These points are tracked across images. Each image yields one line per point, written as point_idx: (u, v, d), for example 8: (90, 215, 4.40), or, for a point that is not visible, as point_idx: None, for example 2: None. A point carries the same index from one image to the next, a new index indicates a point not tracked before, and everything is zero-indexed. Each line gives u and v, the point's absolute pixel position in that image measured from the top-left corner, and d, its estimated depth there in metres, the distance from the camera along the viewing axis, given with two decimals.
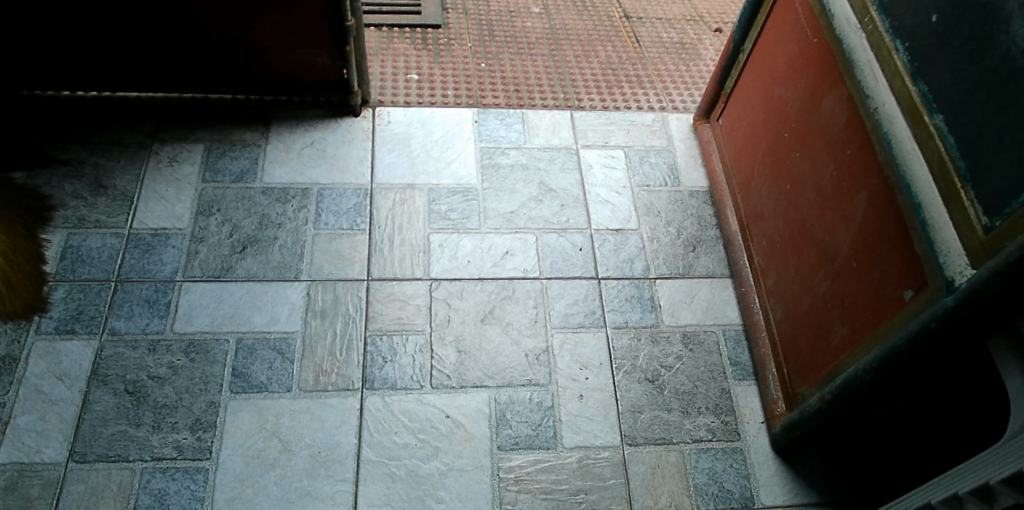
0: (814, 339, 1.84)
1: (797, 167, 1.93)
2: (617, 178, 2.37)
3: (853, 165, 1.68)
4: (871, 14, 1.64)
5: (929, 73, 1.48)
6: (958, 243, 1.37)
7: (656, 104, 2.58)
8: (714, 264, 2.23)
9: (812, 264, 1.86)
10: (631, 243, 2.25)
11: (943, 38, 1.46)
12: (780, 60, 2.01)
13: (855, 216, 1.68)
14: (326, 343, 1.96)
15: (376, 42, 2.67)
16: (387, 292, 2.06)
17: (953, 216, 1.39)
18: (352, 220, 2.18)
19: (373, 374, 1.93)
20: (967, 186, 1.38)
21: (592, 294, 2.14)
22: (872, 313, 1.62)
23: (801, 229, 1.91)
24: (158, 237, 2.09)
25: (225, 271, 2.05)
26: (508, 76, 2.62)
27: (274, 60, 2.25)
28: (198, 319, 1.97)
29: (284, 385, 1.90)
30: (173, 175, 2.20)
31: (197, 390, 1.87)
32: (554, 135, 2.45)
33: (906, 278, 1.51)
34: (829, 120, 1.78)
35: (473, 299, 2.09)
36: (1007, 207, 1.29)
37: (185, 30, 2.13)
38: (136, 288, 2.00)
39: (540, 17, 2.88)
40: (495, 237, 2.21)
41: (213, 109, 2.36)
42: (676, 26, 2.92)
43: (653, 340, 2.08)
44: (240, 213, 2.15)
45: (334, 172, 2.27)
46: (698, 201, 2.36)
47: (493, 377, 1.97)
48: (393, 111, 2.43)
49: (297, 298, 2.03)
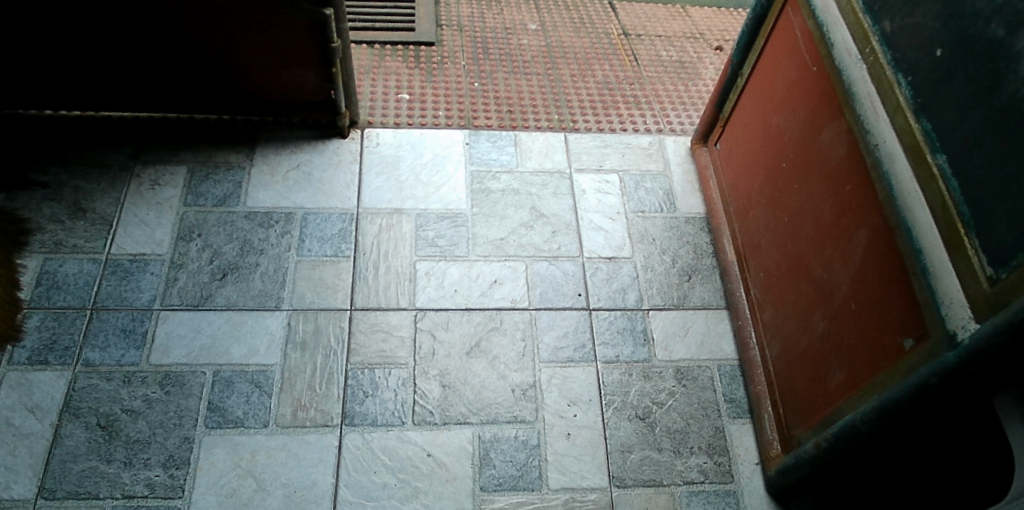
0: (811, 380, 1.77)
1: (795, 198, 1.86)
2: (611, 204, 2.31)
3: (852, 201, 1.61)
4: (872, 45, 1.57)
5: (933, 110, 1.40)
6: (961, 294, 1.30)
7: (653, 126, 2.51)
8: (709, 295, 2.16)
9: (810, 301, 1.79)
10: (624, 273, 2.18)
11: (948, 74, 1.38)
12: (779, 86, 1.94)
13: (854, 255, 1.61)
14: (305, 377, 1.90)
15: (367, 59, 2.62)
16: (371, 323, 2.00)
17: (955, 264, 1.32)
18: (336, 247, 2.12)
19: (354, 409, 1.87)
20: (971, 233, 1.30)
21: (582, 326, 2.07)
22: (871, 358, 1.55)
23: (799, 263, 1.83)
24: (136, 263, 2.03)
25: (204, 300, 1.99)
26: (501, 96, 2.55)
27: (259, 81, 2.19)
28: (174, 350, 1.91)
29: (260, 420, 1.84)
30: (154, 199, 2.15)
31: (170, 425, 1.82)
32: (547, 159, 2.38)
33: (906, 324, 1.44)
34: (828, 152, 1.71)
35: (459, 330, 2.02)
36: (1013, 259, 1.22)
37: (168, 49, 2.07)
38: (113, 317, 1.95)
39: (537, 35, 2.82)
40: (483, 265, 2.14)
41: (199, 130, 2.31)
42: (676, 44, 2.85)
43: (645, 376, 2.01)
44: (221, 239, 2.10)
45: (319, 196, 2.20)
46: (694, 228, 2.28)
47: (477, 414, 1.91)
48: (383, 133, 2.37)
49: (277, 329, 1.96)
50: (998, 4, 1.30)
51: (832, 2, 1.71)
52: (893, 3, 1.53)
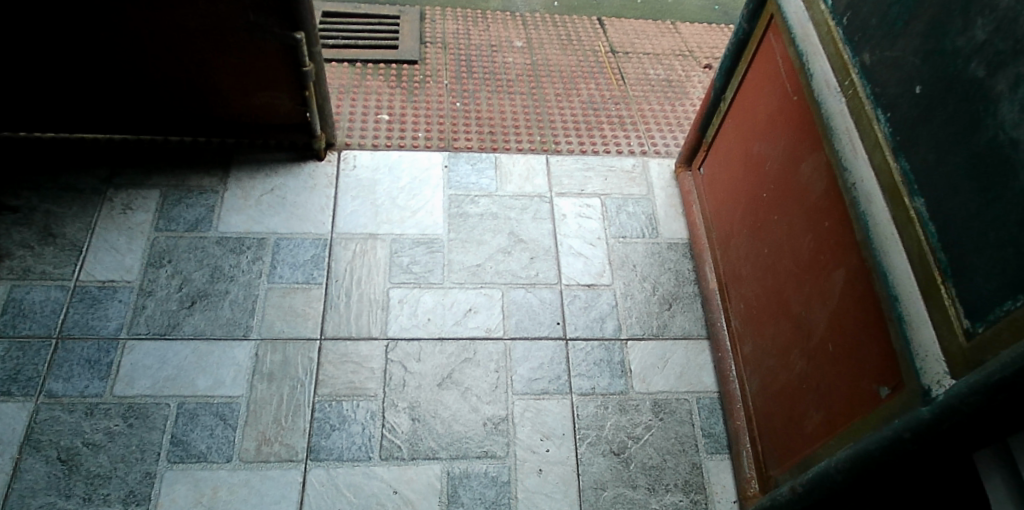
0: (789, 419, 1.71)
1: (776, 230, 1.80)
2: (592, 229, 2.25)
3: (831, 238, 1.55)
4: (852, 77, 1.50)
5: (911, 149, 1.33)
6: (936, 347, 1.24)
7: (637, 147, 2.46)
8: (690, 324, 2.11)
9: (789, 338, 1.73)
10: (603, 301, 2.12)
11: (927, 113, 1.31)
12: (760, 113, 1.88)
13: (832, 294, 1.55)
14: (271, 410, 1.86)
15: (347, 78, 2.58)
16: (340, 353, 1.96)
17: (932, 314, 1.26)
18: (308, 273, 2.08)
19: (319, 443, 1.83)
20: (948, 282, 1.24)
21: (558, 356, 2.02)
22: (848, 402, 1.49)
23: (779, 298, 1.77)
24: (104, 290, 2.00)
25: (171, 329, 1.96)
26: (483, 116, 2.51)
27: (232, 104, 2.15)
28: (139, 381, 1.88)
29: (224, 455, 1.80)
30: (125, 223, 2.12)
31: (132, 459, 1.78)
32: (527, 182, 2.33)
33: (883, 372, 1.38)
34: (808, 185, 1.65)
35: (431, 362, 1.97)
36: (990, 313, 1.15)
37: (138, 74, 2.03)
38: (78, 346, 1.91)
39: (522, 52, 2.79)
40: (458, 293, 2.09)
41: (174, 152, 2.27)
42: (664, 62, 2.83)
43: (621, 409, 1.95)
44: (191, 265, 2.06)
45: (292, 220, 2.17)
46: (676, 254, 2.23)
47: (446, 449, 1.86)
48: (360, 154, 2.33)
49: (244, 359, 1.92)
50: (978, 42, 1.23)
51: (812, 29, 1.64)
52: (873, 34, 1.46)
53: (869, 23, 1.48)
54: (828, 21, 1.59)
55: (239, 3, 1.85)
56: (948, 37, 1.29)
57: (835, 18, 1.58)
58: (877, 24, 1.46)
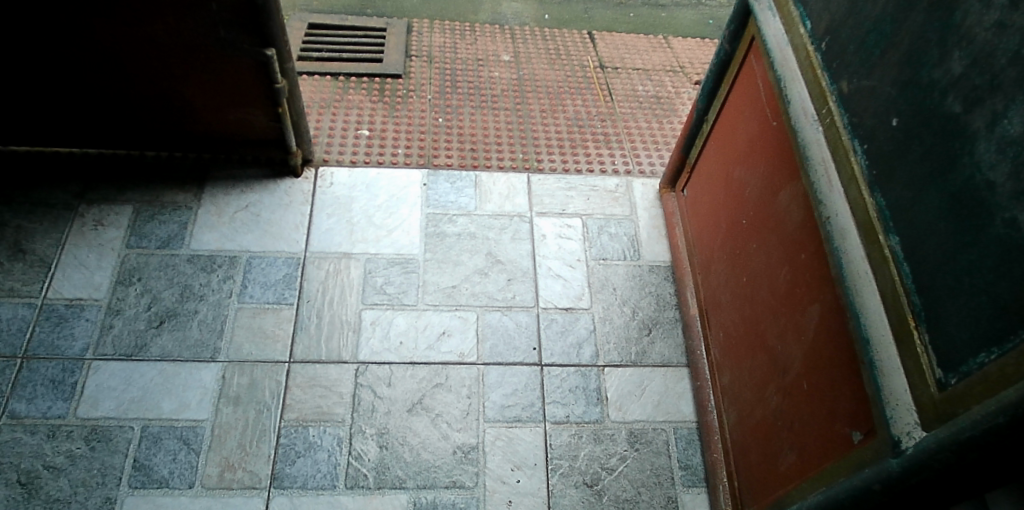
0: (764, 456, 1.66)
1: (753, 259, 1.74)
2: (572, 250, 2.21)
3: (807, 273, 1.49)
4: (829, 106, 1.44)
5: (887, 185, 1.28)
6: (907, 395, 1.18)
7: (621, 167, 2.43)
8: (669, 351, 2.06)
9: (765, 372, 1.67)
10: (581, 325, 2.08)
11: (903, 147, 1.26)
12: (741, 138, 1.83)
13: (807, 330, 1.49)
14: (236, 435, 1.82)
15: (329, 92, 2.55)
16: (309, 377, 1.92)
17: (904, 361, 1.20)
18: (279, 293, 2.04)
19: (284, 471, 1.79)
20: (921, 328, 1.19)
21: (532, 383, 1.97)
22: (821, 445, 1.44)
23: (756, 330, 1.72)
24: (71, 309, 1.96)
25: (138, 350, 1.92)
26: (465, 132, 2.47)
27: (206, 119, 2.11)
28: (103, 403, 1.84)
29: (186, 480, 1.76)
30: (97, 240, 2.08)
31: (93, 484, 1.74)
32: (507, 201, 2.29)
33: (856, 416, 1.33)
34: (785, 215, 1.59)
35: (402, 386, 1.93)
36: (963, 364, 1.10)
37: (108, 88, 1.99)
38: (42, 366, 1.87)
39: (509, 66, 2.77)
40: (432, 315, 2.05)
41: (149, 167, 2.24)
42: (653, 78, 2.82)
43: (595, 438, 1.90)
44: (161, 283, 2.03)
45: (266, 238, 2.13)
46: (657, 277, 2.18)
47: (414, 478, 1.81)
48: (338, 172, 2.30)
49: (210, 382, 1.89)
50: (955, 75, 1.17)
51: (791, 54, 1.58)
52: (851, 61, 1.40)
53: (847, 50, 1.42)
54: (807, 46, 1.54)
55: (209, 19, 1.81)
56: (925, 69, 1.23)
57: (815, 43, 1.52)
58: (854, 51, 1.40)
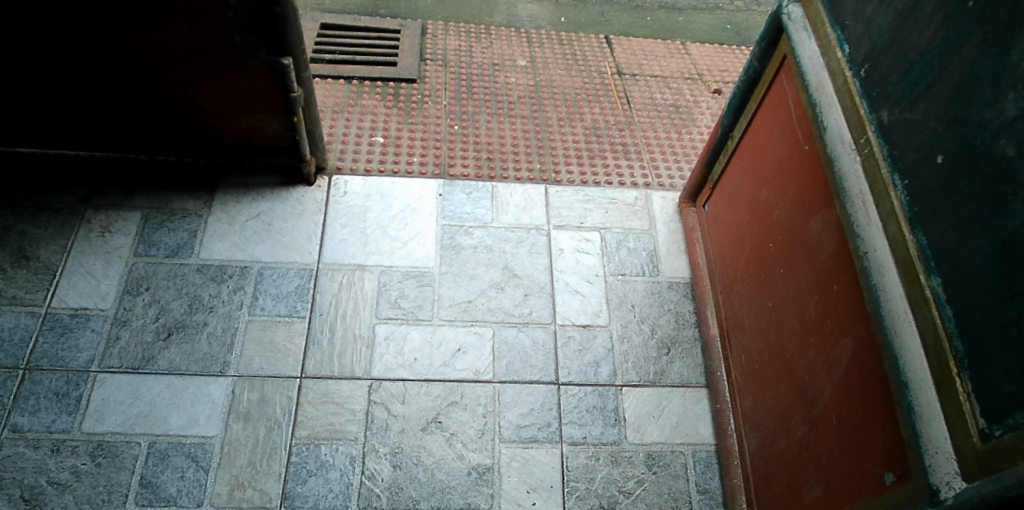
0: (788, 487, 1.62)
1: (780, 284, 1.70)
2: (590, 265, 2.16)
3: (839, 305, 1.45)
4: (868, 135, 1.39)
5: (930, 223, 1.23)
6: (948, 444, 1.14)
7: (640, 179, 2.38)
8: (688, 371, 2.02)
9: (790, 400, 1.63)
10: (599, 343, 2.03)
11: (948, 187, 1.21)
12: (769, 158, 1.79)
13: (838, 364, 1.45)
14: (246, 452, 1.78)
15: (342, 96, 2.50)
16: (322, 393, 1.87)
17: (944, 407, 1.16)
18: (291, 306, 1.99)
19: (295, 490, 1.75)
20: (964, 375, 1.14)
21: (549, 402, 1.93)
22: (850, 483, 1.40)
23: (781, 356, 1.68)
24: (76, 319, 1.91)
25: (145, 362, 1.87)
26: (481, 141, 2.43)
27: (217, 125, 2.06)
28: (109, 417, 1.79)
29: (194, 499, 1.72)
30: (103, 247, 2.03)
31: (98, 501, 1.69)
32: (524, 213, 2.25)
33: (888, 457, 1.29)
34: (816, 243, 1.55)
35: (416, 404, 1.88)
36: (1010, 417, 1.06)
37: (117, 92, 1.93)
38: (46, 378, 1.82)
39: (526, 71, 2.72)
40: (447, 330, 2.00)
41: (158, 171, 2.19)
42: (671, 86, 2.77)
43: (613, 461, 1.86)
44: (170, 293, 1.98)
45: (278, 248, 2.09)
46: (677, 294, 2.14)
47: (428, 499, 1.77)
48: (352, 181, 2.25)
49: (219, 396, 1.84)
50: (1009, 117, 1.12)
51: (827, 78, 1.53)
52: (892, 92, 1.36)
53: (889, 79, 1.37)
54: (845, 71, 1.48)
55: (224, 25, 1.76)
56: (975, 108, 1.18)
57: (853, 69, 1.47)
58: (897, 81, 1.35)
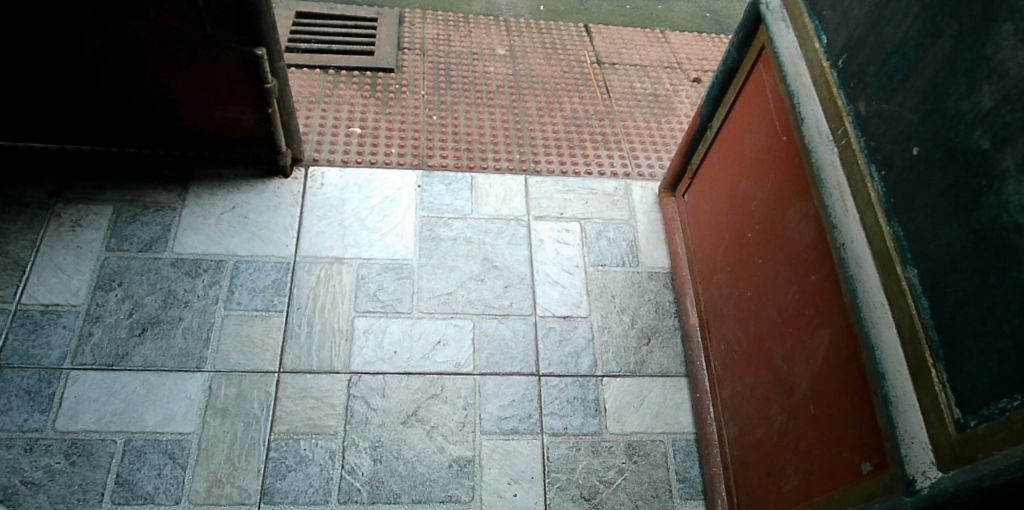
0: (767, 476, 1.63)
1: (759, 275, 1.71)
2: (570, 255, 2.16)
3: (817, 296, 1.46)
4: (846, 126, 1.39)
5: (906, 215, 1.24)
6: (923, 434, 1.15)
7: (620, 169, 2.38)
8: (668, 361, 2.02)
9: (769, 390, 1.64)
10: (579, 334, 2.03)
11: (924, 178, 1.22)
12: (747, 149, 1.78)
13: (816, 354, 1.46)
14: (224, 448, 1.76)
15: (319, 86, 2.46)
16: (300, 388, 1.85)
17: (920, 398, 1.17)
18: (268, 300, 1.97)
19: (274, 486, 1.73)
20: (939, 365, 1.15)
21: (530, 393, 1.92)
22: (828, 472, 1.41)
23: (760, 347, 1.69)
24: (47, 315, 1.88)
25: (119, 359, 1.84)
26: (460, 130, 2.41)
27: (190, 117, 2.02)
28: (83, 415, 1.76)
29: (172, 496, 1.70)
30: (74, 242, 1.99)
31: (74, 500, 1.67)
32: (503, 204, 2.24)
33: (866, 446, 1.30)
34: (795, 234, 1.55)
35: (396, 398, 1.87)
36: (985, 407, 1.07)
37: (85, 84, 1.89)
38: (17, 377, 1.79)
39: (504, 61, 2.70)
40: (427, 323, 1.99)
41: (130, 163, 2.15)
42: (651, 75, 2.76)
43: (593, 451, 1.87)
44: (143, 288, 1.95)
45: (254, 241, 2.06)
46: (656, 284, 2.15)
47: (409, 492, 1.76)
48: (329, 172, 2.22)
49: (196, 393, 1.82)
50: (985, 109, 1.13)
51: (805, 69, 1.53)
52: (870, 83, 1.36)
53: (866, 70, 1.37)
54: (822, 62, 1.48)
55: (195, 15, 1.72)
56: (950, 100, 1.19)
57: (831, 59, 1.47)
58: (874, 73, 1.35)
